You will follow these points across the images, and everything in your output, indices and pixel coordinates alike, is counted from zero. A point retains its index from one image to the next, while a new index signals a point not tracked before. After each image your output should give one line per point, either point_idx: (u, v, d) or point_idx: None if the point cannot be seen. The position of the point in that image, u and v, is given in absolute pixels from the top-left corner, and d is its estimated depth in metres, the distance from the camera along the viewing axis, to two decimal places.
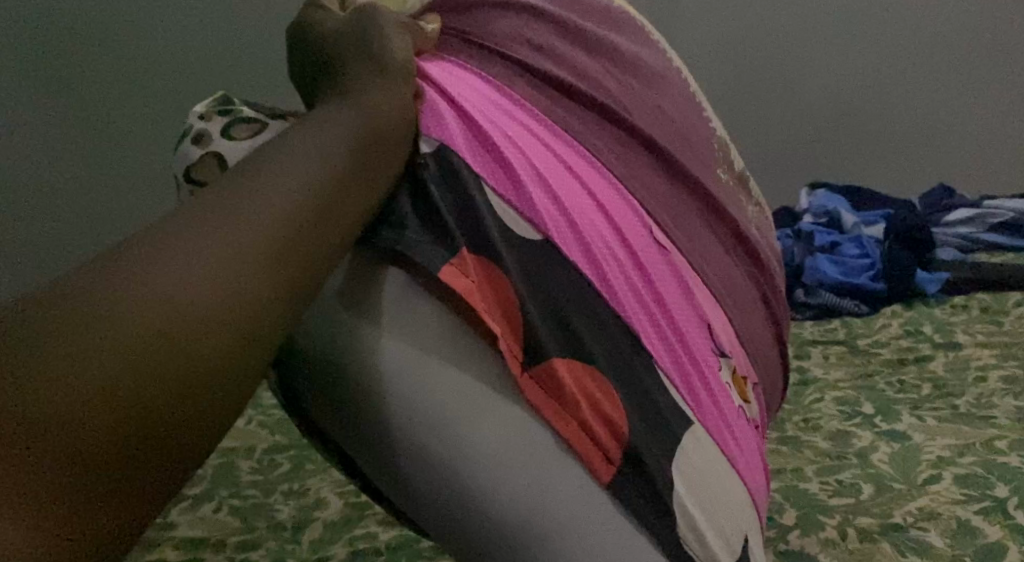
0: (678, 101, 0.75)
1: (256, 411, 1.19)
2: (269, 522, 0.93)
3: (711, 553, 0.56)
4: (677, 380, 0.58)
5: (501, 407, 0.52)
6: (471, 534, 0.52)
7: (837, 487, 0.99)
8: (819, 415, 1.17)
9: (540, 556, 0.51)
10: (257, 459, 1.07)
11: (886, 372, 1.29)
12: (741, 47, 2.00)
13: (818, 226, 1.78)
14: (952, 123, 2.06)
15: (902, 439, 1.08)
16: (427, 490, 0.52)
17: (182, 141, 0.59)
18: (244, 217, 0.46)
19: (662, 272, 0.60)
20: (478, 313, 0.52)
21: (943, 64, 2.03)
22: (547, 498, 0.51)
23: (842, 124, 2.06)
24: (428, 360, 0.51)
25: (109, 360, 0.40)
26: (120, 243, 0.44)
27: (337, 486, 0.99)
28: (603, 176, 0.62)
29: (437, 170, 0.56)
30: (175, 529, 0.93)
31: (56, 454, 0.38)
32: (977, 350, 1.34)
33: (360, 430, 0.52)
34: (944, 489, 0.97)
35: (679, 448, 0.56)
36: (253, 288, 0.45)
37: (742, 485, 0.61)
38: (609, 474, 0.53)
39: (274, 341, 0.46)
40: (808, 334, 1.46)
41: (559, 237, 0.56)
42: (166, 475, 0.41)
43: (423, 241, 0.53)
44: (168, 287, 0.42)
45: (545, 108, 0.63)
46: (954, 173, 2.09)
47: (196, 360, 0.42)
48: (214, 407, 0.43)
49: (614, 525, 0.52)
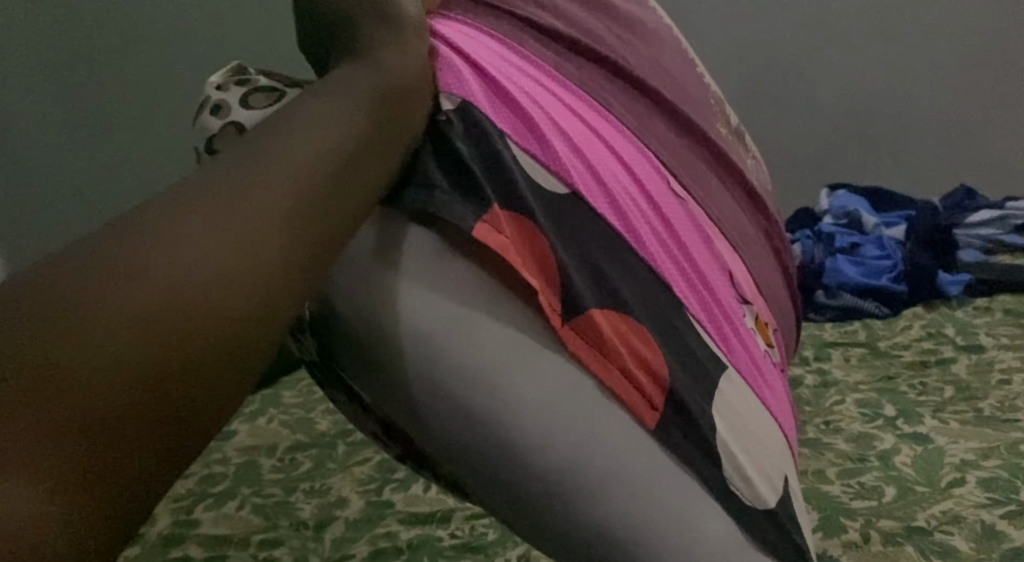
0: (677, 61, 0.75)
1: (276, 410, 1.20)
2: (291, 520, 0.93)
3: (756, 491, 0.57)
4: (706, 325, 0.58)
5: (541, 359, 0.52)
6: (520, 488, 0.52)
7: (859, 490, 0.98)
8: (840, 417, 1.16)
9: (591, 504, 0.52)
10: (279, 458, 1.07)
11: (908, 375, 1.28)
12: (757, 51, 2.02)
13: (839, 227, 1.77)
14: (977, 123, 2.03)
15: (924, 442, 1.08)
16: (472, 446, 0.51)
17: (200, 113, 0.58)
18: (259, 172, 0.46)
19: (683, 221, 0.61)
20: (516, 270, 0.52)
21: (967, 63, 2.00)
22: (594, 446, 0.52)
23: (863, 124, 2.05)
24: (465, 314, 0.51)
25: (128, 321, 0.39)
26: (141, 205, 0.44)
27: (358, 484, 0.99)
28: (618, 129, 0.62)
29: (460, 127, 0.54)
30: (199, 527, 0.94)
31: (84, 421, 0.37)
32: (1000, 353, 1.32)
33: (396, 387, 0.52)
34: (967, 492, 0.96)
35: (717, 392, 0.57)
36: (272, 239, 0.44)
37: (775, 424, 0.62)
38: (654, 419, 0.53)
39: (301, 290, 0.45)
40: (829, 336, 1.45)
41: (586, 189, 0.56)
42: (205, 424, 0.41)
43: (452, 199, 0.52)
44: (185, 245, 0.42)
45: (554, 63, 0.62)
46: (979, 175, 2.07)
47: (219, 316, 0.41)
48: (241, 360, 0.42)
49: (663, 470, 0.53)
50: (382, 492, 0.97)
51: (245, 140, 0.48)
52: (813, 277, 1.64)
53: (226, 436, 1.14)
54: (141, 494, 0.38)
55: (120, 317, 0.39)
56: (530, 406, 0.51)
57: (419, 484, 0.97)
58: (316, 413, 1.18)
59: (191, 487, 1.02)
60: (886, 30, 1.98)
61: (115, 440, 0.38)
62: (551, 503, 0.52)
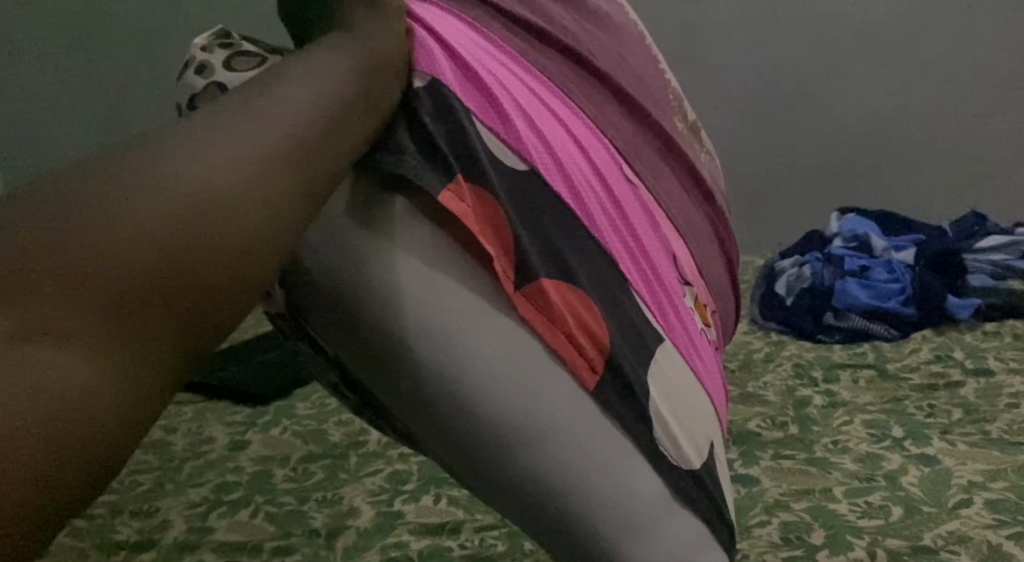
0: (640, 53, 0.75)
1: (290, 421, 1.22)
2: (304, 528, 0.95)
3: (683, 454, 0.58)
4: (648, 301, 0.60)
5: (492, 319, 0.53)
6: (461, 436, 0.53)
7: (867, 508, 0.99)
8: (848, 437, 1.17)
9: (527, 456, 0.53)
10: (292, 468, 1.09)
11: (916, 397, 1.29)
12: (767, 76, 2.05)
13: (848, 251, 1.79)
14: (989, 149, 2.05)
15: (933, 463, 1.08)
16: (416, 396, 0.52)
17: (184, 71, 0.57)
18: (251, 120, 0.46)
19: (633, 204, 0.62)
20: (474, 237, 0.52)
21: (979, 90, 2.02)
22: (535, 401, 0.53)
23: (871, 149, 2.06)
24: (427, 274, 0.52)
25: (127, 246, 0.40)
26: (129, 142, 0.44)
27: (370, 495, 1.00)
28: (576, 114, 0.62)
29: (429, 101, 0.54)
30: (213, 533, 0.95)
31: (78, 337, 0.38)
32: (1008, 377, 1.33)
33: (355, 341, 0.52)
34: (975, 513, 0.97)
35: (653, 362, 0.58)
36: (264, 182, 0.45)
37: (706, 396, 0.63)
38: (594, 381, 0.54)
39: (288, 236, 0.46)
40: (837, 357, 1.46)
41: (544, 167, 0.56)
42: (190, 355, 0.41)
43: (422, 165, 0.52)
44: (181, 179, 0.42)
45: (520, 50, 0.63)
46: (992, 203, 2.07)
47: (213, 250, 0.42)
48: (230, 295, 0.43)
49: (599, 429, 0.54)
50: (393, 502, 0.98)
51: (234, 92, 0.48)
52: (822, 299, 1.66)
53: (240, 446, 1.16)
54: (136, 414, 0.39)
55: (105, 267, 0.39)
56: (478, 366, 0.52)
57: (430, 496, 0.98)
58: (329, 424, 1.20)
59: (206, 495, 1.03)
60: (897, 59, 2.01)
61: (108, 358, 0.38)
62: (490, 455, 0.53)
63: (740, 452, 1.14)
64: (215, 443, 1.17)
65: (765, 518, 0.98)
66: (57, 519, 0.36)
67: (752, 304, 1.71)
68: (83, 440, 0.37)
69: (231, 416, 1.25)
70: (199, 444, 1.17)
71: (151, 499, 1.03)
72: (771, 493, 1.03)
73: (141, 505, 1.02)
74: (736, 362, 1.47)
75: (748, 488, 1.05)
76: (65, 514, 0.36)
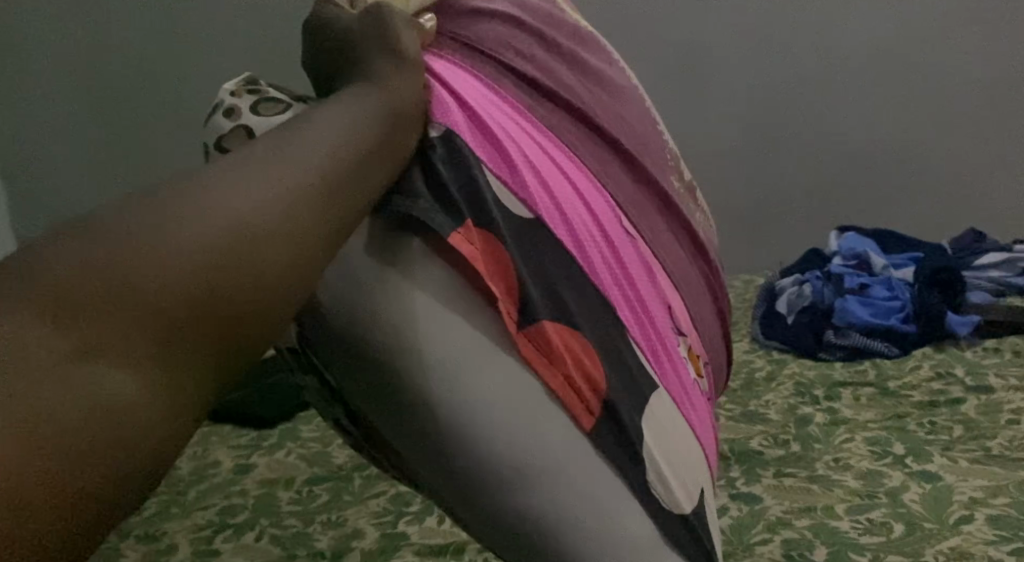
0: (643, 112, 0.76)
1: (294, 443, 1.22)
2: (308, 551, 0.95)
3: (674, 498, 0.59)
4: (645, 350, 0.61)
5: (496, 359, 0.54)
6: (462, 469, 0.53)
7: (868, 526, 0.99)
8: (850, 454, 1.17)
9: (526, 491, 0.54)
10: (297, 491, 1.09)
11: (917, 414, 1.30)
12: (770, 94, 2.06)
13: (848, 268, 1.80)
14: (985, 166, 2.07)
15: (934, 479, 1.09)
16: (415, 426, 0.53)
17: (212, 114, 0.58)
18: (288, 161, 0.48)
19: (633, 256, 0.63)
20: (480, 277, 0.54)
21: (975, 108, 2.04)
22: (537, 439, 0.54)
23: (870, 167, 2.08)
24: (434, 314, 0.53)
25: (175, 274, 0.41)
26: (174, 177, 0.46)
27: (374, 516, 1.01)
28: (581, 170, 0.63)
29: (444, 152, 0.56)
30: (218, 556, 0.96)
31: (125, 354, 0.39)
32: (1009, 393, 1.34)
33: (360, 370, 0.53)
34: (976, 529, 0.98)
35: (648, 407, 0.59)
36: (298, 221, 0.47)
37: (697, 443, 0.64)
38: (590, 423, 0.55)
39: (315, 276, 0.47)
40: (838, 375, 1.47)
41: (549, 217, 0.58)
42: (219, 382, 0.43)
43: (433, 208, 0.53)
44: (224, 215, 0.44)
45: (528, 105, 0.64)
46: (990, 218, 2.10)
47: (250, 284, 0.44)
48: (259, 329, 0.44)
49: (596, 471, 0.55)
50: (397, 523, 0.99)
51: (267, 134, 0.50)
52: (823, 317, 1.67)
53: (245, 469, 1.16)
54: (173, 434, 0.40)
55: (154, 293, 0.40)
56: (481, 403, 0.53)
57: (434, 517, 0.99)
58: (333, 447, 1.20)
59: (211, 518, 1.04)
60: (894, 77, 2.03)
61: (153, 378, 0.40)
62: (489, 489, 0.54)
63: (742, 471, 1.15)
64: (221, 466, 1.18)
65: (767, 535, 0.98)
66: (93, 531, 0.37)
67: (755, 323, 1.71)
68: (125, 453, 0.38)
69: (237, 439, 1.26)
70: (205, 467, 1.18)
71: (157, 522, 1.04)
72: (773, 510, 1.04)
73: (146, 528, 1.03)
74: (738, 380, 1.48)
75: (749, 505, 1.05)
76: (94, 529, 0.37)
